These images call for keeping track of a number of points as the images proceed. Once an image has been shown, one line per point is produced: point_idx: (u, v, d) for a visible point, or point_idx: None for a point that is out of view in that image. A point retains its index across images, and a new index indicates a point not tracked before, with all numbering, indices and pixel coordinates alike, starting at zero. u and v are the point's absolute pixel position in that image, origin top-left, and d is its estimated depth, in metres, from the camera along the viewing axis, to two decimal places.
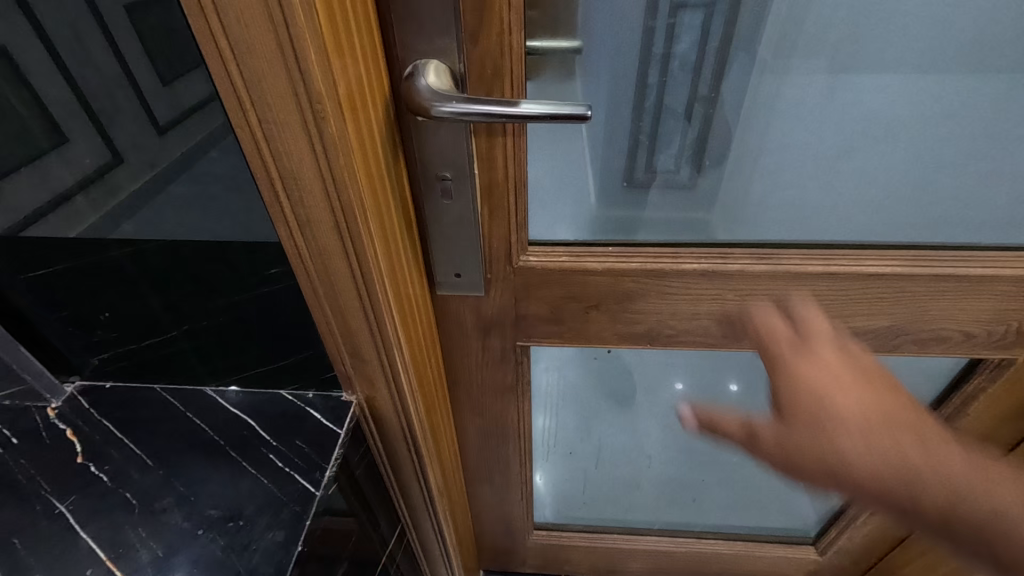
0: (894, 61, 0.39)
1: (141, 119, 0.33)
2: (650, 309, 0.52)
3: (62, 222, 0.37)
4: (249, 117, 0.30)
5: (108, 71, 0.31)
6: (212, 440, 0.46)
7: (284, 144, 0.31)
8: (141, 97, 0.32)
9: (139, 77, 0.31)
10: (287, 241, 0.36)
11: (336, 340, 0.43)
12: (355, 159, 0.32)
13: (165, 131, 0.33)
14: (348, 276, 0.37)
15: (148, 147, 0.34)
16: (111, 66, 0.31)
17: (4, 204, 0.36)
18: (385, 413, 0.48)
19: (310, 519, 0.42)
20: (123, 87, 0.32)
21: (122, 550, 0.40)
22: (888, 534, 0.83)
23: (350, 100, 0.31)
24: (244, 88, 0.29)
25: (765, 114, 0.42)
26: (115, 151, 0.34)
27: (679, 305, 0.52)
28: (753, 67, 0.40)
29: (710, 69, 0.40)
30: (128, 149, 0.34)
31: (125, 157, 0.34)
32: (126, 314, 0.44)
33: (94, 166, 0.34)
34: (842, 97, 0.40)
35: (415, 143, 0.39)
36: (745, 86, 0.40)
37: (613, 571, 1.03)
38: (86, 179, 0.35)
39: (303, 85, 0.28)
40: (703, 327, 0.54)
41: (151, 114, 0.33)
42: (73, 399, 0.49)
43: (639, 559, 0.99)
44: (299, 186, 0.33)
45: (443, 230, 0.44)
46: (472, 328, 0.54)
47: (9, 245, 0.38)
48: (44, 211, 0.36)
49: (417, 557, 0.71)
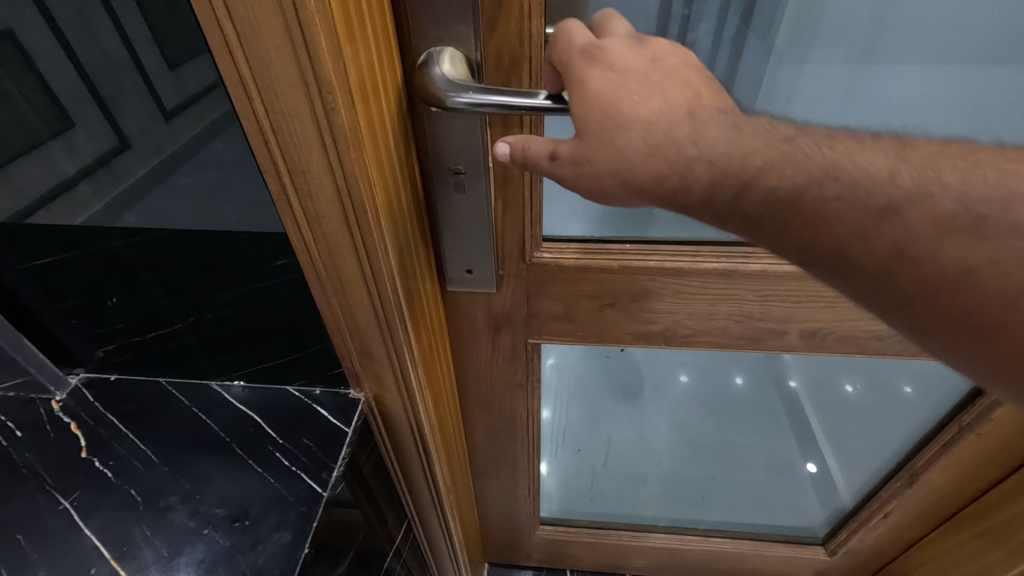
0: (921, 52, 0.37)
1: (149, 104, 0.32)
2: (666, 309, 0.51)
3: (68, 207, 0.36)
4: (255, 107, 0.28)
5: (114, 55, 0.30)
6: (217, 436, 0.46)
7: (293, 135, 0.29)
8: (148, 81, 0.31)
9: (146, 61, 0.30)
10: (295, 236, 0.35)
11: (345, 337, 0.41)
12: (367, 150, 0.30)
13: (171, 117, 0.32)
14: (357, 273, 0.36)
15: (155, 133, 0.33)
16: (117, 50, 0.30)
17: (9, 188, 0.35)
18: (394, 411, 0.47)
19: (317, 520, 0.41)
20: (129, 71, 0.30)
21: (126, 549, 0.40)
22: (900, 538, 0.82)
23: (362, 89, 0.29)
24: (251, 76, 0.27)
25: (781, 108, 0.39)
26: (122, 136, 0.33)
27: (696, 305, 0.50)
28: (769, 58, 0.38)
29: (727, 59, 0.38)
30: (135, 135, 0.33)
31: (132, 143, 0.33)
32: (130, 307, 0.43)
33: (101, 151, 0.33)
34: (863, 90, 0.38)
35: (428, 135, 0.37)
36: (762, 78, 0.38)
37: (618, 567, 1.02)
38: (92, 165, 0.34)
39: (313, 73, 0.27)
40: (720, 328, 0.52)
41: (159, 100, 0.31)
42: (78, 391, 0.49)
43: (644, 556, 0.99)
44: (308, 180, 0.31)
45: (455, 225, 0.42)
46: (483, 325, 0.53)
47: (13, 232, 0.37)
48: (50, 195, 0.35)
49: (423, 552, 0.71)
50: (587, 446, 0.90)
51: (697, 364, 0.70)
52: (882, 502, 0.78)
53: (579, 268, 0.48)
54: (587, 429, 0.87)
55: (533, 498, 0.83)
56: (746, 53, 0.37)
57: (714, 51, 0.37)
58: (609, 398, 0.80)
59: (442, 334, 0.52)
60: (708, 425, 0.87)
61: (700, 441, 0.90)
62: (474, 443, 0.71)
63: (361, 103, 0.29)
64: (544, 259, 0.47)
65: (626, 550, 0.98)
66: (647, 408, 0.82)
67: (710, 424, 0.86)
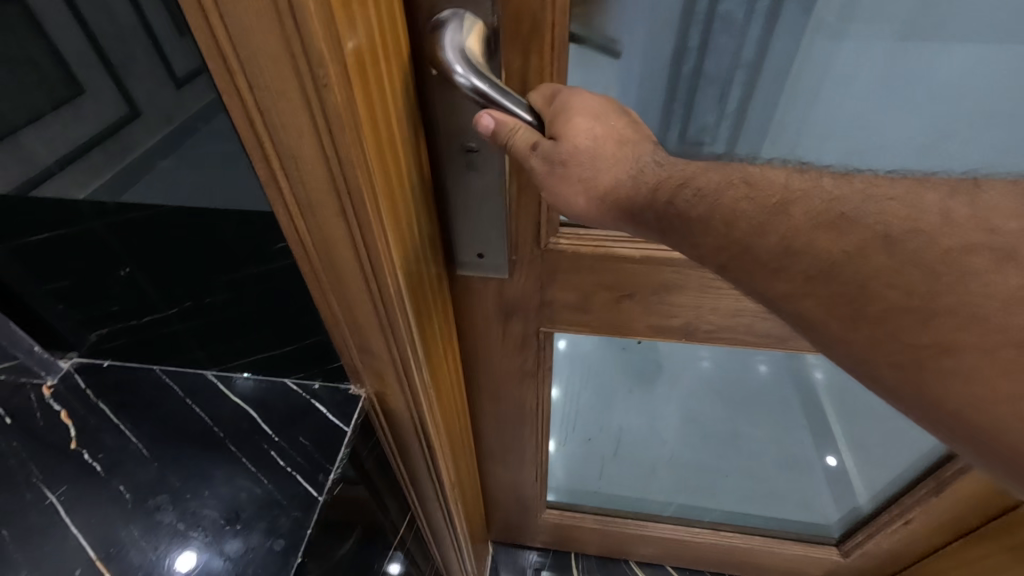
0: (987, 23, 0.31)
1: (159, 72, 0.28)
2: (689, 304, 0.47)
3: (77, 179, 0.32)
4: (237, 84, 0.25)
5: (123, 20, 0.26)
6: (210, 432, 0.45)
7: (281, 116, 0.26)
8: (159, 48, 0.27)
9: (155, 25, 0.26)
10: (287, 224, 0.32)
11: (343, 332, 0.39)
12: (366, 135, 0.27)
13: (182, 86, 0.28)
14: (355, 267, 0.33)
15: (166, 103, 0.29)
16: (126, 14, 0.26)
17: (16, 156, 0.31)
18: (396, 408, 0.45)
19: (310, 528, 0.40)
20: (139, 36, 0.27)
21: (113, 550, 0.39)
22: (919, 546, 0.78)
23: (361, 63, 0.25)
24: (230, 47, 0.23)
25: (812, 85, 0.35)
26: (132, 104, 0.29)
27: (723, 301, 0.46)
28: (805, 28, 0.33)
29: (759, 32, 0.33)
30: (146, 103, 0.29)
31: (143, 111, 0.30)
32: (120, 296, 0.41)
33: (107, 119, 0.30)
34: (911, 66, 0.33)
35: (439, 107, 0.33)
36: (794, 52, 0.34)
37: (624, 553, 1.02)
38: (99, 134, 0.30)
39: (300, 45, 0.23)
40: (747, 326, 0.48)
41: (169, 67, 0.28)
42: (68, 377, 0.48)
43: (650, 544, 0.98)
44: (300, 165, 0.28)
45: (466, 207, 0.39)
46: (493, 312, 0.50)
47: (14, 208, 0.34)
48: (59, 163, 0.31)
49: (426, 540, 0.71)
50: (597, 433, 0.88)
51: (715, 356, 0.68)
52: (906, 507, 0.74)
53: (598, 255, 0.44)
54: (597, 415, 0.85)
55: (539, 483, 0.83)
56: (780, 24, 0.33)
57: (748, 21, 0.33)
58: (622, 387, 0.78)
59: (448, 323, 0.49)
60: (725, 417, 0.84)
61: (715, 432, 0.87)
62: (481, 429, 0.69)
63: (359, 80, 0.25)
64: (559, 246, 0.43)
65: (634, 538, 0.97)
66: (661, 398, 0.80)
67: (727, 416, 0.84)
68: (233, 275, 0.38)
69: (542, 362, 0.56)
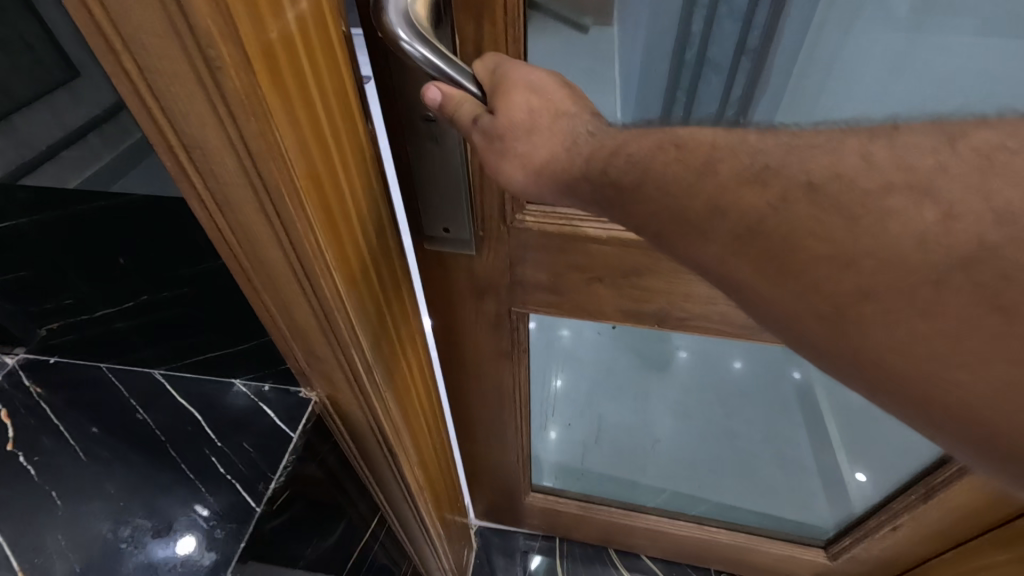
0: None
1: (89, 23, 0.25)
2: (661, 289, 0.46)
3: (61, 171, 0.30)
4: (120, 60, 0.20)
5: None
6: (154, 437, 0.42)
7: (179, 103, 0.21)
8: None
9: None
10: (207, 223, 0.28)
11: (285, 334, 0.35)
12: (284, 127, 0.23)
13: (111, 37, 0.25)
14: (287, 270, 0.29)
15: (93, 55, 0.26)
16: None
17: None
18: (351, 410, 0.42)
19: (247, 537, 0.37)
20: None
21: (37, 559, 0.36)
22: (903, 557, 0.77)
23: (268, 43, 0.21)
24: (102, 14, 0.19)
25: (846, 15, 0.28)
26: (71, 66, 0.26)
27: (694, 287, 0.45)
28: None
29: None
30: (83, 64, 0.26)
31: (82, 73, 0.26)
32: (58, 288, 0.38)
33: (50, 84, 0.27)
34: None
35: (391, 73, 0.32)
36: None
37: (613, 543, 1.01)
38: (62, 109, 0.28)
39: (184, 18, 0.18)
40: (719, 314, 0.47)
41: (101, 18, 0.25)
42: (12, 373, 0.44)
43: (638, 536, 0.96)
44: (209, 159, 0.24)
45: (429, 179, 0.38)
46: (466, 289, 0.49)
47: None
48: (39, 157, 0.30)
49: (400, 540, 0.68)
50: (581, 426, 0.85)
51: (696, 346, 0.64)
52: (894, 514, 0.73)
53: (568, 233, 0.43)
54: (580, 409, 0.82)
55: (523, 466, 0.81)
56: None
57: None
58: (604, 377, 0.75)
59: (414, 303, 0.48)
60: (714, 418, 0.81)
61: (706, 434, 0.84)
62: (458, 412, 0.68)
63: (267, 62, 0.21)
64: (528, 222, 0.42)
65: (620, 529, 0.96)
66: (645, 391, 0.77)
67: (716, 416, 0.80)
68: (182, 267, 0.35)
69: (518, 345, 0.55)
